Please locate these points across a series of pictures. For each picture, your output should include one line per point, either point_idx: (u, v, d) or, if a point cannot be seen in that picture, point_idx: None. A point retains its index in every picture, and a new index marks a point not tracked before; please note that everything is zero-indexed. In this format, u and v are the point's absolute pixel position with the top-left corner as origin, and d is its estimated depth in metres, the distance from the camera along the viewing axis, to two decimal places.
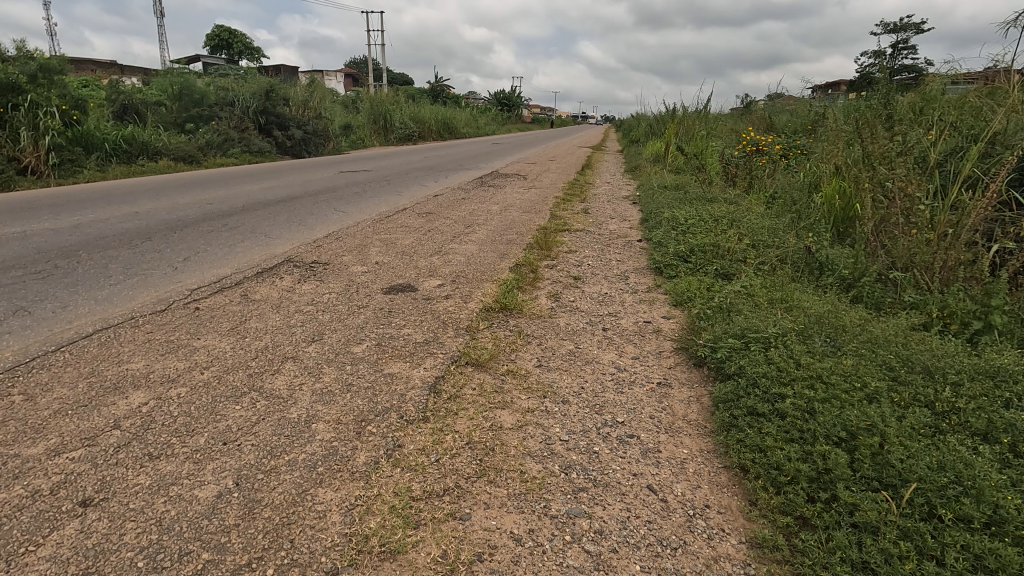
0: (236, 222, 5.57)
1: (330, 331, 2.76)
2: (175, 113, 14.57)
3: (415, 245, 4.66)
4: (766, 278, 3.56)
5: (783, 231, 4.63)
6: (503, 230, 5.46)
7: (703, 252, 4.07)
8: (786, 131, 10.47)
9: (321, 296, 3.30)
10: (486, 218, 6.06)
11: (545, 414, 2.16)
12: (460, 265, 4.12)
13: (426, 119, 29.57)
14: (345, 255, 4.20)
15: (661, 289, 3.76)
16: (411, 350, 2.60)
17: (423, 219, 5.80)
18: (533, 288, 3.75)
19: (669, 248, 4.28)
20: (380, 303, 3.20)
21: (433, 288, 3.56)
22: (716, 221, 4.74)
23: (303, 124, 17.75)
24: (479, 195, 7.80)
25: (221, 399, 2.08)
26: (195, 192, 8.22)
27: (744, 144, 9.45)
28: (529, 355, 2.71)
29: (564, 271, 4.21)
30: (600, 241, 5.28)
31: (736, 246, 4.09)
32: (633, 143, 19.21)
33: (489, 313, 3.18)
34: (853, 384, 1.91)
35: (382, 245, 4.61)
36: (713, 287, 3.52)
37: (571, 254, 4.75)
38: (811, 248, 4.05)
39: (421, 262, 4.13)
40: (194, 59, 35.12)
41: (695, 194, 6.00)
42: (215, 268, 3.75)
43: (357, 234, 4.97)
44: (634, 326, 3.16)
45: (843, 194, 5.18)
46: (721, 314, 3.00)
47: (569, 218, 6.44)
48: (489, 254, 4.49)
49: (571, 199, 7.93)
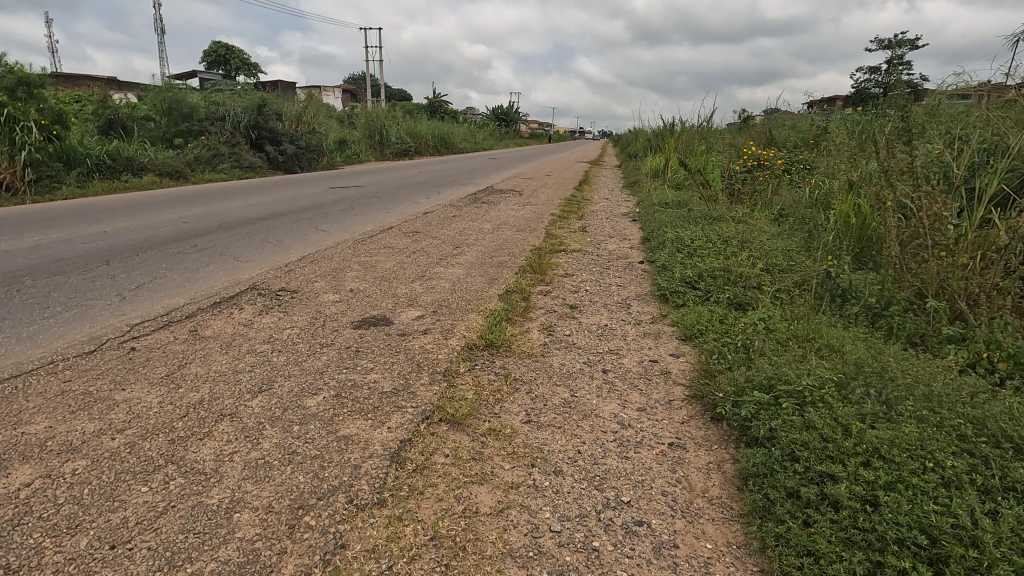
0: (207, 243, 5.17)
1: (282, 378, 2.35)
2: (164, 128, 14.29)
3: (397, 269, 4.27)
4: (787, 309, 3.17)
5: (797, 253, 4.25)
6: (494, 251, 5.07)
7: (712, 278, 3.68)
8: (787, 146, 10.18)
9: (280, 332, 2.89)
10: (477, 238, 5.68)
11: (531, 491, 1.74)
12: (443, 292, 3.73)
13: (423, 134, 29.43)
14: (317, 282, 3.81)
15: (667, 321, 3.36)
16: (375, 402, 2.19)
17: (408, 239, 5.43)
18: (524, 319, 3.36)
19: (674, 273, 3.89)
20: (347, 341, 2.80)
21: (411, 320, 3.16)
22: (725, 243, 4.36)
23: (296, 139, 17.49)
24: (471, 213, 7.42)
25: (125, 476, 1.66)
26: (174, 209, 7.83)
27: (745, 159, 9.14)
28: (516, 406, 2.29)
29: (559, 298, 3.82)
30: (599, 263, 4.91)
31: (749, 271, 3.70)
32: (631, 157, 18.98)
33: (473, 352, 2.78)
34: (922, 463, 1.50)
35: (360, 269, 4.22)
36: (726, 320, 3.13)
37: (567, 278, 4.36)
38: (831, 273, 3.67)
39: (401, 289, 3.73)
40: (190, 74, 35.13)
41: (699, 212, 5.62)
42: (167, 298, 3.34)
43: (335, 256, 4.59)
44: (639, 367, 2.75)
45: (860, 212, 4.81)
46: (739, 355, 2.60)
47: (566, 237, 6.06)
48: (477, 279, 4.10)
49: (568, 216, 7.56)
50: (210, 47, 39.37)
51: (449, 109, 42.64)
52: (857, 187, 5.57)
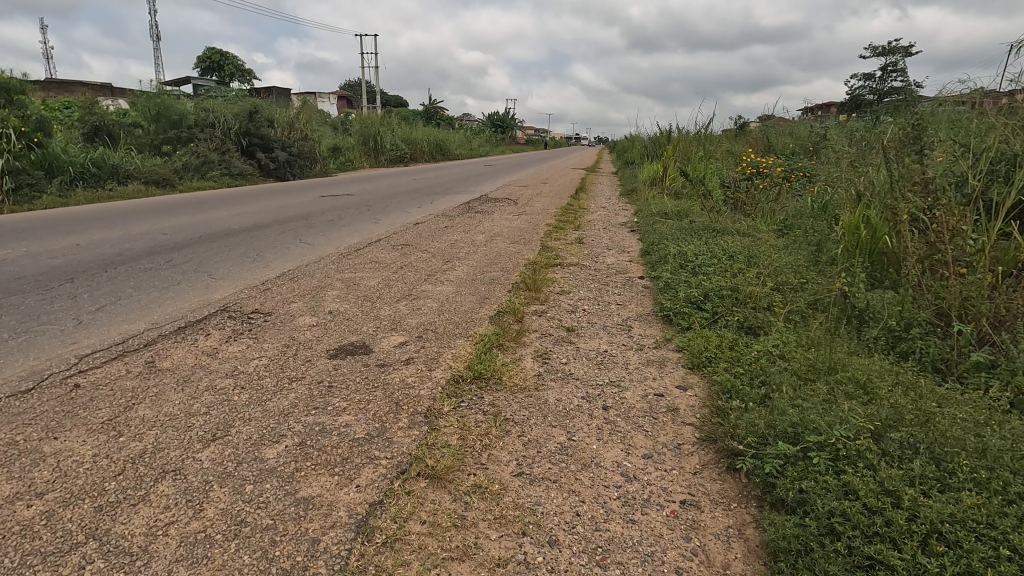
0: (183, 258, 4.90)
1: (241, 422, 2.07)
2: (152, 135, 14.02)
3: (382, 287, 4.01)
4: (803, 335, 2.92)
5: (807, 270, 4.01)
6: (486, 267, 4.81)
7: (720, 298, 3.43)
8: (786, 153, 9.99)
9: (245, 363, 2.61)
10: (469, 251, 5.42)
11: (521, 571, 1.47)
12: (430, 313, 3.47)
13: (418, 141, 29.24)
14: (294, 303, 3.55)
15: (672, 346, 3.10)
16: (344, 452, 1.92)
17: (396, 253, 5.17)
18: (518, 344, 3.10)
19: (678, 293, 3.64)
20: (321, 373, 2.53)
21: (393, 347, 2.89)
22: (731, 258, 4.11)
23: (288, 146, 17.24)
24: (464, 223, 7.16)
25: (32, 560, 1.38)
26: (156, 219, 7.55)
27: (744, 167, 8.95)
28: (505, 454, 2.02)
29: (555, 319, 3.56)
30: (596, 278, 4.67)
31: (760, 290, 3.45)
32: (628, 164, 18.82)
33: (460, 386, 2.51)
34: (995, 549, 1.26)
35: (343, 288, 3.96)
36: (737, 347, 2.88)
37: (563, 296, 4.10)
38: (846, 292, 3.43)
39: (384, 311, 3.46)
40: (184, 81, 34.89)
41: (702, 224, 5.37)
42: (126, 323, 3.06)
43: (317, 273, 4.33)
44: (643, 402, 2.48)
45: (870, 225, 4.58)
46: (755, 391, 2.35)
47: (562, 250, 5.81)
48: (467, 298, 3.84)
49: (564, 226, 7.31)
50: (204, 53, 39.13)
51: (445, 116, 42.56)
52: (865, 198, 5.35)
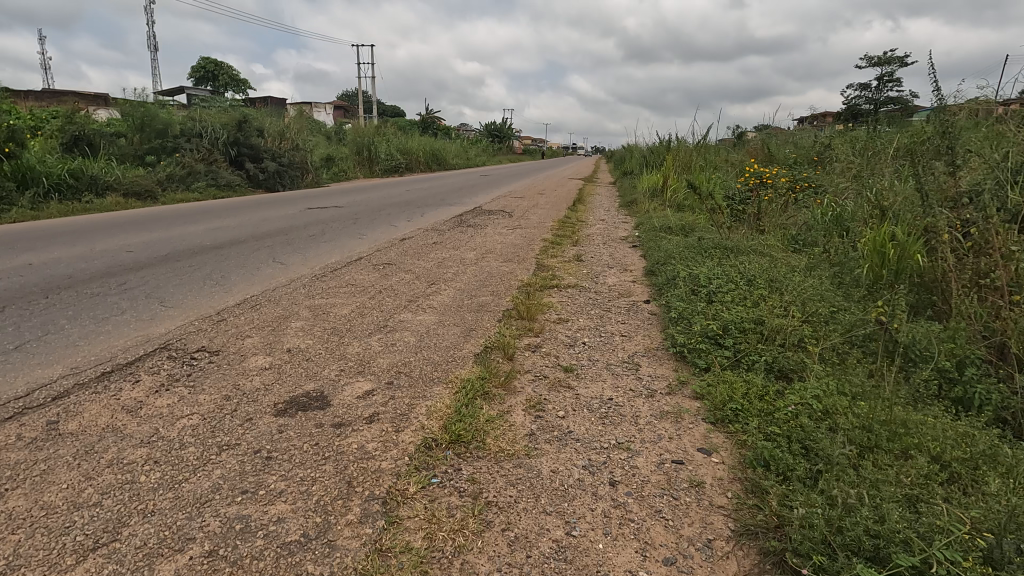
0: (139, 280, 4.43)
1: (139, 518, 1.59)
2: (136, 144, 13.58)
3: (354, 316, 3.54)
4: (846, 383, 2.47)
5: (835, 296, 3.56)
6: (475, 289, 4.35)
7: (742, 332, 2.97)
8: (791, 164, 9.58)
9: (170, 424, 2.12)
10: (457, 271, 4.95)
11: None
12: (405, 350, 3.00)
13: (414, 151, 28.89)
14: (249, 338, 3.07)
15: (689, 394, 2.63)
16: (265, 569, 1.44)
17: (376, 274, 4.70)
18: (507, 390, 2.62)
19: (692, 325, 3.17)
20: (261, 438, 2.05)
21: (357, 398, 2.41)
22: (749, 282, 3.65)
23: (278, 156, 16.81)
24: (453, 239, 6.70)
25: None
26: (124, 234, 7.05)
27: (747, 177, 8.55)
28: (485, 561, 1.54)
29: (550, 356, 3.08)
30: (597, 303, 4.21)
31: (788, 321, 2.99)
32: (626, 175, 18.47)
33: (432, 454, 2.02)
34: None
35: (309, 317, 3.48)
36: (769, 396, 2.41)
37: (560, 326, 3.63)
38: (887, 325, 2.98)
39: (353, 347, 2.99)
40: (176, 91, 34.52)
41: (711, 242, 4.92)
42: (40, 368, 2.58)
43: (283, 299, 3.86)
44: (660, 474, 2.00)
45: (899, 243, 4.15)
46: (802, 464, 1.89)
47: (559, 269, 5.34)
48: (452, 329, 3.37)
49: (561, 241, 6.85)
50: (198, 63, 38.80)
51: (441, 126, 42.34)
52: (889, 213, 4.92)
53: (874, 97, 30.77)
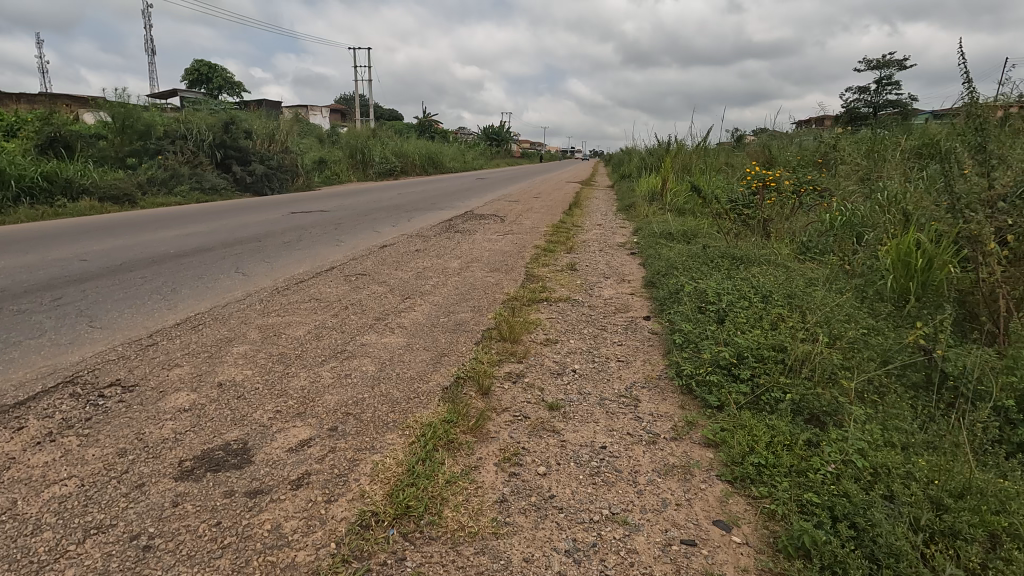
0: (77, 294, 3.95)
1: None
2: (117, 146, 13.11)
3: (311, 338, 3.08)
4: (892, 432, 2.01)
5: (860, 315, 3.10)
6: (455, 305, 3.88)
7: (762, 361, 2.50)
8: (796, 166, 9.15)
9: (34, 494, 1.65)
10: (438, 283, 4.48)
11: None
12: (361, 383, 2.53)
13: (409, 154, 28.44)
14: (177, 368, 2.60)
15: (699, 441, 2.16)
16: None
17: (346, 286, 4.24)
18: (477, 436, 2.16)
19: (701, 353, 2.71)
20: (144, 516, 1.57)
21: (288, 451, 1.94)
22: (763, 297, 3.20)
23: (267, 158, 16.36)
24: (438, 246, 6.22)
25: None
26: (87, 241, 6.58)
27: (748, 179, 8.11)
28: None
29: (533, 390, 2.61)
30: (590, 320, 3.76)
31: (815, 347, 2.53)
32: (625, 178, 18.04)
33: (368, 536, 1.55)
34: None
35: (257, 341, 3.01)
36: (801, 448, 1.95)
37: (548, 349, 3.17)
38: (930, 353, 2.53)
39: (299, 380, 2.52)
40: (169, 94, 34.08)
41: (717, 251, 4.46)
42: None
43: (232, 317, 3.39)
44: (665, 564, 1.53)
45: (927, 252, 3.70)
46: (856, 556, 1.44)
47: (550, 280, 4.88)
48: (421, 354, 2.90)
49: (555, 249, 6.38)
50: (192, 66, 38.35)
51: (439, 129, 42.04)
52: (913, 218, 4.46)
53: (874, 101, 30.49)
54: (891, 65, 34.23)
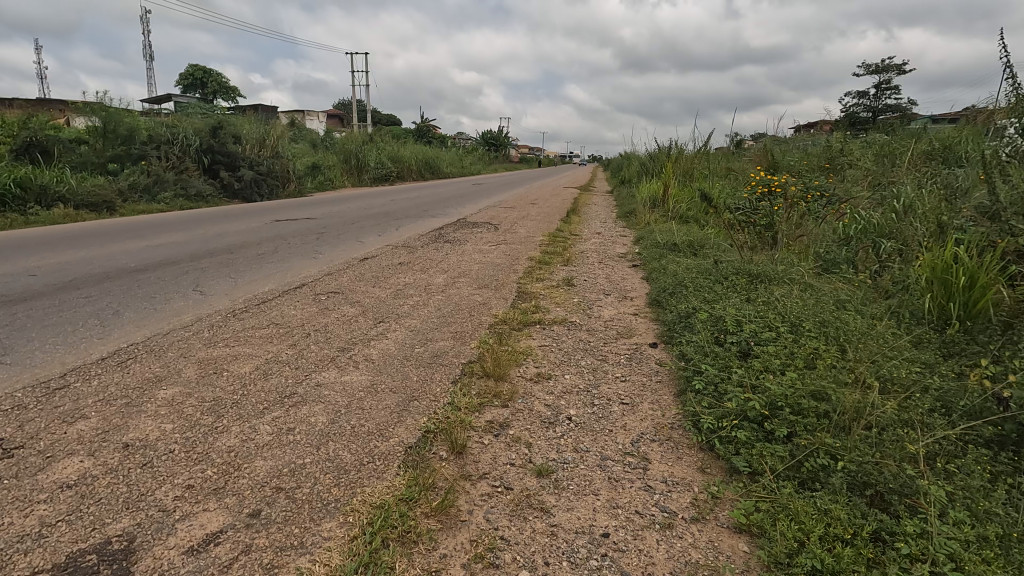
0: (6, 317, 3.48)
1: None
2: (98, 151, 12.65)
3: (257, 376, 2.59)
4: (985, 523, 1.54)
5: (906, 347, 2.63)
6: (434, 330, 3.40)
7: (801, 414, 2.03)
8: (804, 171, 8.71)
9: None
10: (417, 302, 4.01)
11: None
12: (307, 439, 2.05)
13: (405, 159, 28.03)
14: (81, 421, 2.11)
15: (727, 526, 1.68)
16: None
17: (314, 308, 3.77)
18: (443, 519, 1.68)
19: (723, 399, 2.24)
20: None
21: (186, 554, 1.46)
22: (793, 325, 2.72)
23: (256, 164, 15.91)
24: (424, 258, 5.75)
25: None
26: (48, 253, 6.12)
27: (753, 184, 7.67)
28: None
29: (518, 448, 2.13)
30: (589, 349, 3.29)
31: (866, 395, 2.06)
32: (624, 183, 17.62)
33: None
34: None
35: (193, 379, 2.54)
36: (868, 548, 1.47)
37: (539, 388, 2.70)
38: (1007, 399, 2.05)
39: (226, 438, 2.03)
40: (162, 99, 33.63)
41: (730, 266, 3.99)
42: None
43: (173, 348, 2.92)
44: None
45: (971, 269, 3.23)
46: None
47: (544, 297, 4.41)
48: (384, 398, 2.41)
49: (550, 261, 5.91)
50: (186, 70, 37.86)
51: (436, 134, 41.71)
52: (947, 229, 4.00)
53: (873, 106, 30.23)
54: (889, 70, 34.00)
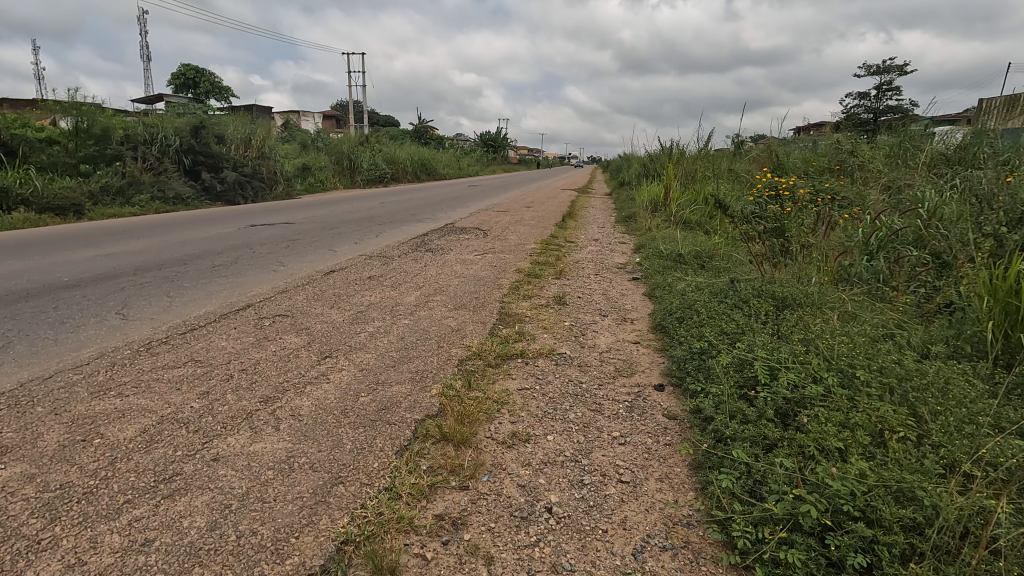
0: None
1: None
2: (70, 152, 12.04)
3: (137, 444, 1.95)
4: None
5: (993, 403, 1.99)
6: (390, 368, 2.77)
7: (880, 530, 1.40)
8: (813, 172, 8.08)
9: None
10: (378, 329, 3.38)
11: None
12: (163, 562, 1.43)
13: (400, 161, 27.41)
14: None
15: None
16: None
17: (250, 338, 3.14)
18: None
19: (763, 494, 1.61)
20: None
21: None
22: (843, 373, 2.10)
23: (240, 165, 15.31)
24: (399, 271, 5.13)
25: None
26: None
27: (760, 188, 7.07)
28: None
29: (471, 568, 1.50)
30: (578, 394, 2.67)
31: (972, 497, 1.42)
32: (624, 185, 17.01)
33: None
34: None
35: (47, 451, 1.90)
36: None
37: (513, 458, 2.07)
38: None
39: (44, 564, 1.40)
40: (154, 100, 33.06)
41: (749, 286, 3.36)
42: None
43: (47, 399, 2.29)
44: None
45: None
46: None
47: (530, 320, 3.80)
48: (297, 482, 1.78)
49: (541, 273, 5.28)
50: (178, 70, 37.23)
51: (433, 135, 41.15)
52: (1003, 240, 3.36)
53: (875, 107, 29.71)
54: (891, 70, 33.54)
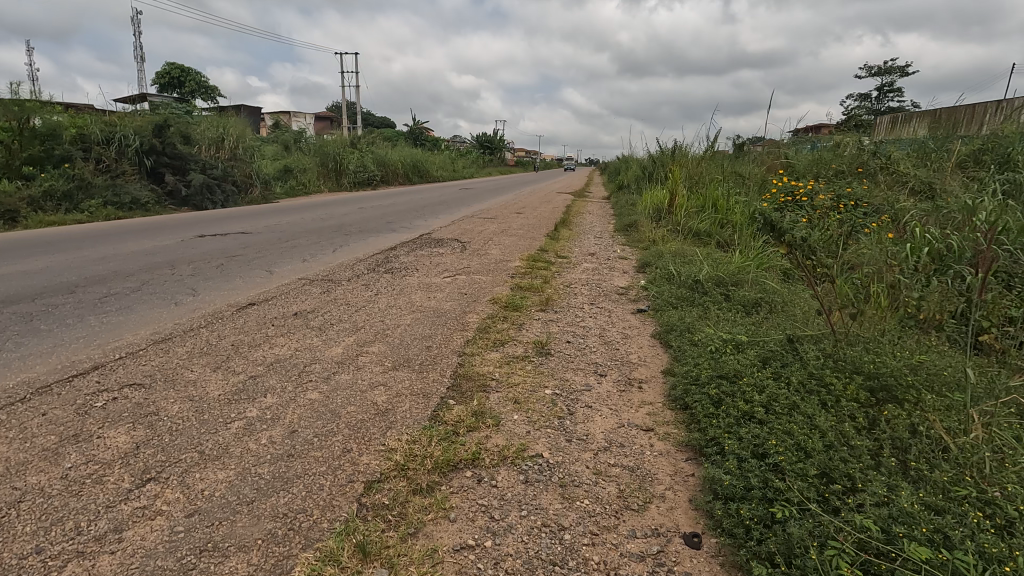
0: None
1: None
2: (11, 152, 10.78)
3: None
4: None
5: None
6: (240, 511, 1.64)
7: None
8: (830, 155, 6.91)
9: None
10: (262, 414, 2.26)
11: None
12: None
13: (391, 162, 26.30)
14: None
15: None
16: None
17: (52, 436, 2.03)
18: None
19: None
20: None
21: None
22: None
23: (209, 166, 14.17)
24: (339, 302, 4.01)
25: None
26: None
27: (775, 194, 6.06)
28: None
29: None
30: (553, 557, 1.56)
31: None
32: (623, 188, 15.95)
33: None
34: None
35: None
36: None
37: None
38: None
39: None
40: (137, 99, 31.92)
41: (817, 353, 2.25)
42: None
43: None
44: None
45: None
46: None
47: (497, 386, 2.70)
48: None
49: (521, 303, 4.18)
50: (162, 69, 36.06)
51: (429, 136, 40.07)
52: None
53: (879, 108, 28.71)
54: (892, 71, 32.69)
